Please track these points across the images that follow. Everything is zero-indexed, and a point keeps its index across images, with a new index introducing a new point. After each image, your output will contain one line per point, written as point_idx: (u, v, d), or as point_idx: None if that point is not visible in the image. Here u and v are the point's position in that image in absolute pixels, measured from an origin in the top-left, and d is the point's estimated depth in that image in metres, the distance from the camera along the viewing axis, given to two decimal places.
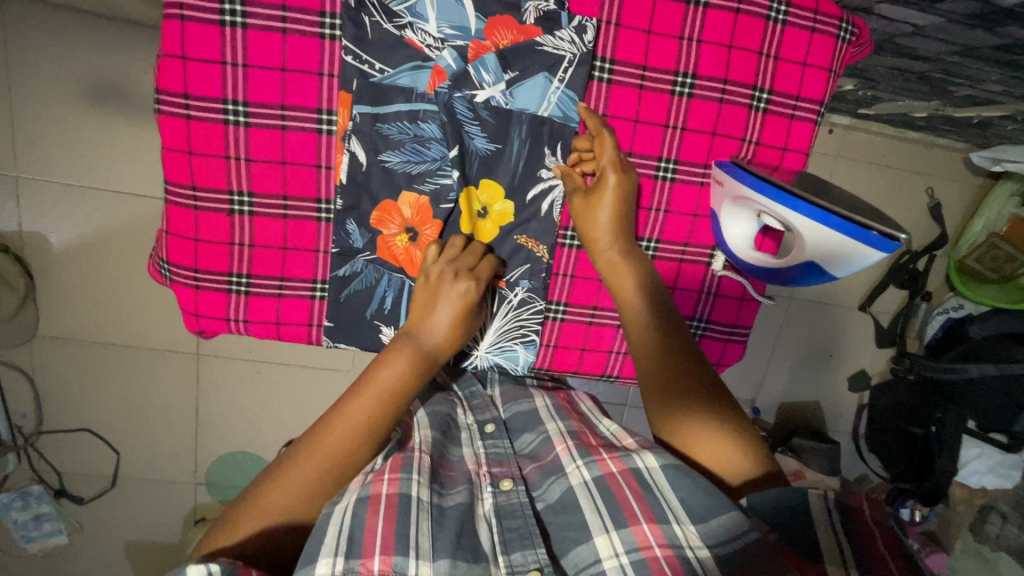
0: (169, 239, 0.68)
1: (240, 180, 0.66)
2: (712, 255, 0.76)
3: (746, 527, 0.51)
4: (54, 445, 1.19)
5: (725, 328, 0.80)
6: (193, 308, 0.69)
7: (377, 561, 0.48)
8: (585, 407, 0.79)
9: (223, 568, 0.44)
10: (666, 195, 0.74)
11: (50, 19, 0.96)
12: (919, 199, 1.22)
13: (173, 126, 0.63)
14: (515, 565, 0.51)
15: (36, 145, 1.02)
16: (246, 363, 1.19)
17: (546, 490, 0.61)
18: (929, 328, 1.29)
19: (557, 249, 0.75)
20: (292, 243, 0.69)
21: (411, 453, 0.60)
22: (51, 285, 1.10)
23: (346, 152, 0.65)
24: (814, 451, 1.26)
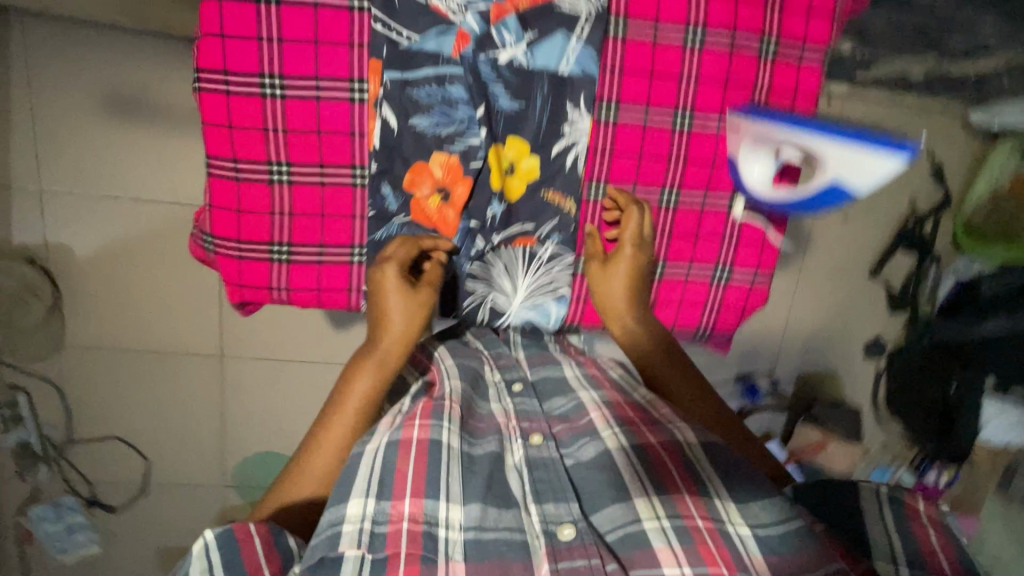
0: (212, 212, 0.71)
1: (279, 151, 0.70)
2: (732, 201, 0.79)
3: (791, 515, 0.58)
4: (84, 456, 1.21)
5: (749, 275, 0.82)
6: (238, 279, 0.74)
7: (407, 504, 0.56)
8: (614, 372, 0.80)
9: (216, 537, 0.54)
10: (684, 145, 0.77)
11: (66, 32, 0.99)
12: (921, 161, 1.24)
13: (214, 102, 0.67)
14: (548, 517, 0.59)
15: (56, 156, 1.04)
16: (269, 363, 1.21)
17: (578, 449, 0.66)
18: (940, 290, 1.22)
19: (583, 203, 0.78)
20: (330, 210, 0.73)
21: (442, 401, 0.66)
22: (75, 294, 1.12)
23: (378, 117, 0.69)
24: (833, 419, 1.34)
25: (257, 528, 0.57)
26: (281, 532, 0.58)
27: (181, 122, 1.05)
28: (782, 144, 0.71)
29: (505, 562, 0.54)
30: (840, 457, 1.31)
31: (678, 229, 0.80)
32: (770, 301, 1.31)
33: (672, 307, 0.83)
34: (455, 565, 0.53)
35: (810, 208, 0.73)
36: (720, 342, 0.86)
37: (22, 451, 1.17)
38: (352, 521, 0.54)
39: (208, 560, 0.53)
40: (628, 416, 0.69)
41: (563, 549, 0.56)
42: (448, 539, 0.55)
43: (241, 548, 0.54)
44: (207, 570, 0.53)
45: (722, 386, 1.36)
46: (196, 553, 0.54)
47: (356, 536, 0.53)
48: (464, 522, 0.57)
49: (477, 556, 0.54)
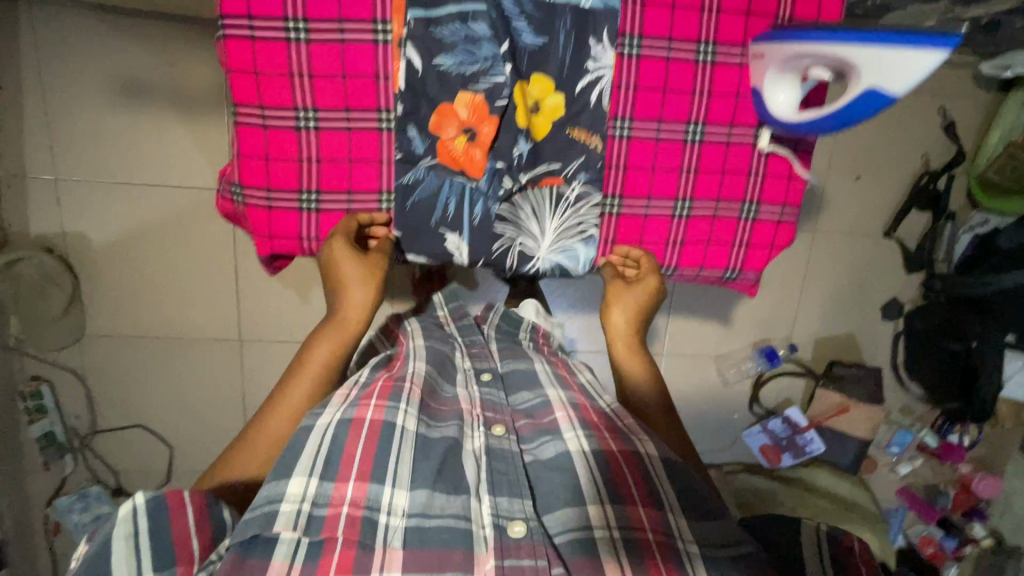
0: (239, 162, 0.65)
1: (304, 97, 0.63)
2: (758, 133, 0.70)
3: (737, 541, 0.56)
4: (108, 444, 1.22)
5: (775, 211, 0.73)
6: (267, 231, 0.66)
7: (349, 488, 0.56)
8: (582, 377, 0.81)
9: (147, 502, 0.50)
10: (708, 76, 0.68)
11: (76, 19, 0.99)
12: (933, 119, 1.23)
13: (236, 48, 0.60)
14: (500, 511, 0.58)
15: (69, 144, 1.04)
16: (287, 346, 1.21)
17: (538, 446, 0.65)
18: (956, 247, 1.28)
19: (610, 139, 0.68)
20: (356, 156, 0.65)
21: (402, 383, 0.66)
22: (93, 283, 1.12)
23: (403, 58, 0.62)
24: (853, 379, 1.32)
25: (193, 497, 0.53)
26: (216, 504, 0.55)
27: (196, 106, 1.06)
28: (807, 62, 0.59)
29: (448, 552, 0.53)
30: (859, 421, 1.31)
31: (703, 165, 0.71)
32: (785, 266, 1.31)
33: (699, 248, 0.74)
34: (393, 554, 0.53)
35: (844, 125, 0.59)
36: (748, 284, 0.78)
37: (46, 442, 1.16)
38: (291, 501, 0.53)
39: (134, 526, 0.49)
40: (592, 421, 0.67)
41: (512, 546, 0.55)
42: (388, 526, 0.55)
43: (171, 519, 0.50)
44: (132, 538, 0.49)
45: (740, 353, 1.36)
46: (122, 516, 0.49)
47: (293, 517, 0.52)
48: (408, 508, 0.56)
49: (417, 543, 0.54)
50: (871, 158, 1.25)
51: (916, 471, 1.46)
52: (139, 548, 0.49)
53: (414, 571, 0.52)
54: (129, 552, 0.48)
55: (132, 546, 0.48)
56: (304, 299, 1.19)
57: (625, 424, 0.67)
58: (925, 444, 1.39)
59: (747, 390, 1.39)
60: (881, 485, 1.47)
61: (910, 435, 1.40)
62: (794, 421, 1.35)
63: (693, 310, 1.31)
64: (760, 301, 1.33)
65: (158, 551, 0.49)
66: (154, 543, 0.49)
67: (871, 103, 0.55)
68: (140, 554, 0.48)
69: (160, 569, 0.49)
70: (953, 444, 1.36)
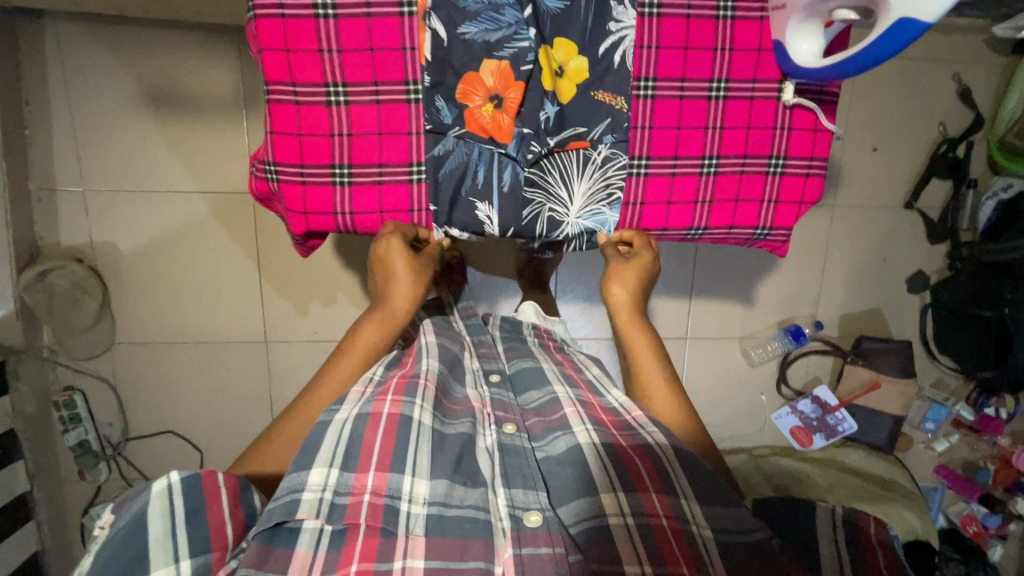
0: (272, 139, 0.64)
1: (334, 72, 0.62)
2: (781, 87, 0.67)
3: (751, 527, 0.52)
4: (141, 451, 1.23)
5: (802, 163, 0.70)
6: (301, 207, 0.66)
7: (370, 478, 0.54)
8: (590, 373, 0.78)
9: (182, 478, 0.50)
10: (728, 33, 0.65)
11: (101, 34, 1.03)
12: (947, 86, 1.23)
13: (269, 28, 0.60)
14: (515, 501, 0.55)
15: (96, 155, 1.07)
16: (313, 345, 1.22)
17: (549, 442, 0.62)
18: (981, 215, 1.26)
19: (634, 100, 0.66)
20: (386, 129, 0.65)
21: (416, 379, 0.64)
22: (122, 291, 1.14)
23: (429, 30, 0.62)
24: (884, 353, 1.28)
25: (226, 481, 0.52)
26: (248, 489, 0.54)
27: (217, 111, 1.08)
28: (831, 5, 0.57)
29: (467, 540, 0.51)
30: (891, 396, 1.29)
31: (729, 122, 0.68)
32: (805, 243, 1.30)
33: (728, 206, 0.71)
34: (416, 540, 0.51)
35: (874, 64, 0.56)
36: (780, 242, 0.74)
37: (81, 450, 1.18)
38: (313, 490, 0.51)
39: (171, 507, 0.48)
40: (601, 418, 0.64)
41: (529, 535, 0.52)
42: (410, 513, 0.53)
43: (206, 504, 0.49)
44: (170, 516, 0.47)
45: (764, 333, 1.35)
46: (156, 492, 0.48)
47: (315, 505, 0.50)
48: (429, 496, 0.54)
49: (438, 531, 0.52)
50: (886, 129, 1.24)
51: (952, 447, 1.43)
52: (176, 531, 0.47)
53: (437, 557, 0.50)
54: (164, 534, 0.47)
55: (169, 527, 0.47)
56: (327, 298, 1.20)
57: (633, 416, 0.65)
58: (962, 418, 1.37)
59: (773, 370, 1.37)
60: (916, 464, 1.44)
61: (945, 409, 1.37)
62: (823, 400, 1.33)
63: (715, 291, 1.31)
64: (782, 279, 1.32)
65: (194, 537, 0.48)
66: (191, 530, 0.48)
67: (901, 35, 0.52)
68: (177, 537, 0.47)
69: (196, 554, 0.48)
70: (991, 416, 1.33)
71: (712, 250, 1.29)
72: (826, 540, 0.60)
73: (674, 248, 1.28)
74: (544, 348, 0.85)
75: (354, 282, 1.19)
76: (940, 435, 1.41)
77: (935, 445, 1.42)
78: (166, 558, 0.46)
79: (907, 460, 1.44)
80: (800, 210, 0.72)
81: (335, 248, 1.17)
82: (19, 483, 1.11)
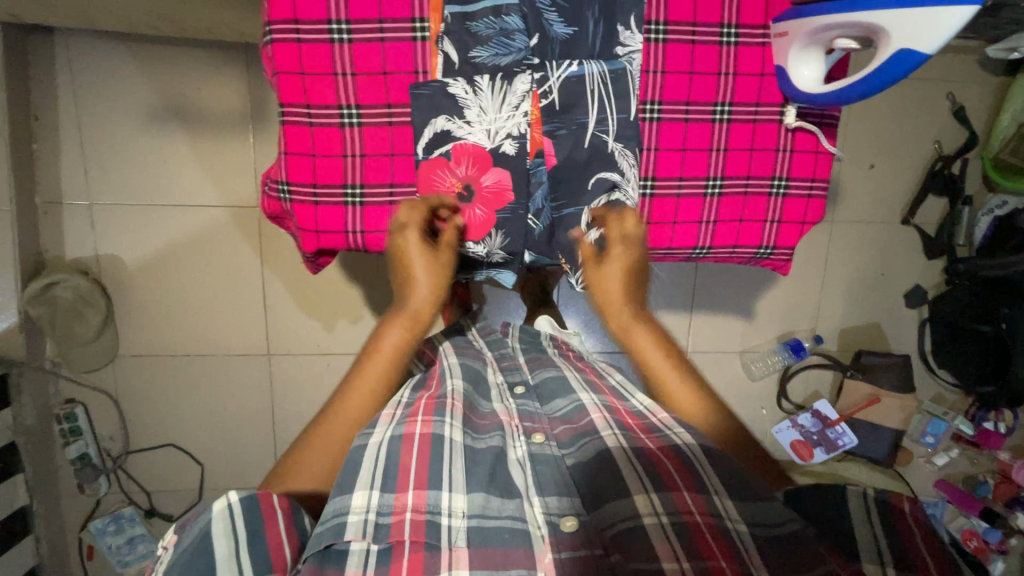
0: (286, 158, 0.65)
1: (348, 94, 0.63)
2: (783, 110, 0.69)
3: (784, 520, 0.52)
4: (142, 464, 1.23)
5: (804, 185, 0.72)
6: (313, 225, 0.67)
7: (411, 496, 0.54)
8: (612, 381, 0.79)
9: (242, 496, 0.51)
10: (732, 59, 0.67)
11: (112, 50, 1.04)
12: (941, 105, 1.25)
13: (285, 53, 0.62)
14: (551, 509, 0.55)
15: (104, 169, 1.08)
16: (316, 357, 1.22)
17: (578, 449, 0.62)
18: (976, 230, 1.28)
19: (640, 121, 0.67)
20: (398, 150, 0.66)
21: (444, 399, 0.65)
22: (127, 304, 1.15)
23: (441, 53, 0.63)
24: (883, 366, 1.30)
25: (280, 501, 0.53)
26: (298, 511, 0.55)
27: (225, 127, 1.09)
28: (832, 34, 0.59)
29: (508, 550, 0.51)
30: (890, 410, 1.29)
31: (732, 144, 0.69)
32: (805, 258, 1.32)
33: (732, 225, 0.72)
34: (458, 553, 0.51)
35: (874, 91, 0.58)
36: (782, 260, 0.75)
37: (82, 463, 1.17)
38: (357, 512, 0.52)
39: (231, 525, 0.49)
40: (628, 421, 0.65)
41: (565, 539, 0.52)
42: (451, 526, 0.53)
43: (264, 523, 0.51)
44: (232, 536, 0.49)
45: (764, 347, 1.36)
46: (218, 512, 0.50)
47: (361, 527, 0.51)
48: (468, 509, 0.55)
49: (479, 542, 0.52)
50: (883, 146, 1.26)
51: (952, 461, 1.44)
52: (239, 548, 0.48)
53: (481, 567, 0.50)
54: (228, 554, 0.48)
55: (233, 543, 0.48)
56: (331, 311, 1.20)
57: (660, 419, 0.66)
58: (960, 432, 1.38)
59: (774, 385, 1.38)
60: (917, 478, 1.44)
61: (944, 423, 1.37)
62: (823, 414, 1.32)
63: (716, 305, 1.32)
64: (783, 294, 1.33)
65: (256, 555, 0.49)
66: (251, 549, 0.49)
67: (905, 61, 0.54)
68: (240, 556, 0.48)
69: (261, 571, 0.48)
70: (989, 431, 1.34)
71: (712, 266, 1.30)
72: (862, 526, 0.55)
73: (675, 262, 1.29)
74: (565, 357, 0.85)
75: (359, 296, 1.20)
76: (940, 449, 1.42)
77: (935, 459, 1.42)
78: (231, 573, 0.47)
79: (908, 475, 1.45)
80: (803, 230, 0.73)
81: (340, 262, 1.18)
82: (19, 496, 1.11)
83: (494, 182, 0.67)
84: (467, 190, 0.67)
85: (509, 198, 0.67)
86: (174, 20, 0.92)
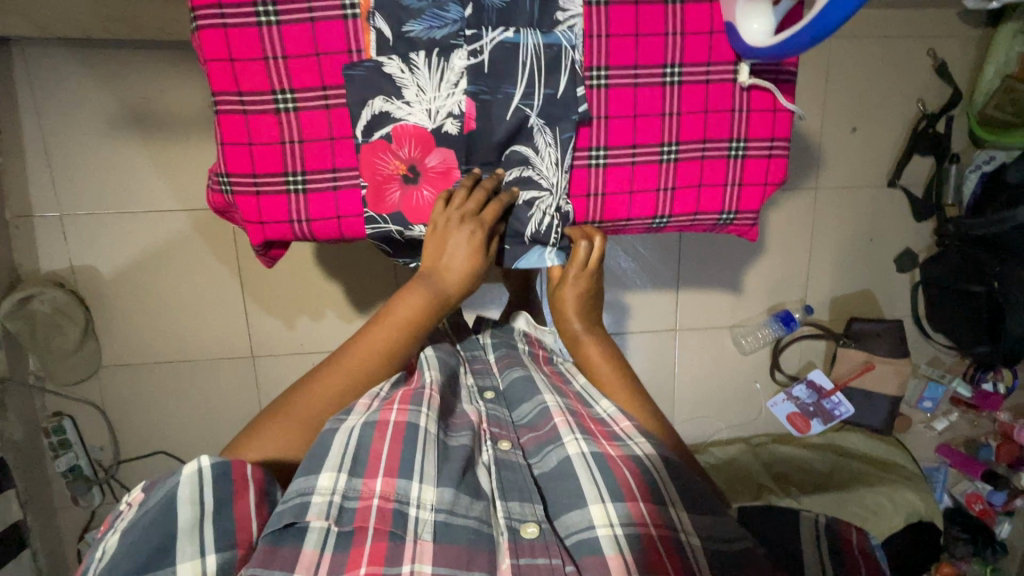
0: (224, 150, 0.64)
1: (281, 79, 0.62)
2: (737, 69, 0.67)
3: (739, 536, 0.53)
4: (135, 472, 1.23)
5: (764, 145, 0.70)
6: (257, 217, 0.65)
7: (378, 482, 0.54)
8: (578, 384, 0.75)
9: (212, 462, 0.51)
10: (678, 16, 0.65)
11: (68, 57, 1.02)
12: (922, 62, 1.22)
13: (213, 40, 0.60)
14: (512, 513, 0.55)
15: (71, 179, 1.07)
16: (301, 357, 1.22)
17: (542, 459, 0.62)
18: (965, 188, 1.26)
19: (587, 89, 0.65)
20: (338, 133, 0.64)
21: (421, 389, 0.63)
22: (106, 314, 1.14)
23: (373, 30, 0.61)
24: (877, 333, 1.27)
25: (254, 474, 0.53)
26: (273, 485, 0.55)
27: (189, 128, 1.08)
28: None
29: (472, 552, 0.51)
30: (885, 377, 1.27)
31: (685, 107, 0.67)
32: (792, 227, 1.29)
33: (692, 191, 0.70)
34: (424, 546, 0.50)
35: (824, 36, 0.55)
36: (747, 225, 0.74)
37: (73, 476, 1.17)
38: (322, 493, 0.51)
39: (198, 493, 0.49)
40: (591, 426, 0.64)
41: (526, 545, 0.52)
42: (419, 518, 0.52)
43: (233, 497, 0.51)
44: (197, 504, 0.49)
45: (754, 320, 1.34)
46: (187, 476, 0.50)
47: (324, 508, 0.50)
48: (436, 502, 0.54)
49: (445, 537, 0.51)
50: (865, 108, 1.23)
51: (952, 425, 1.42)
52: (204, 520, 0.49)
53: (444, 564, 0.49)
54: (191, 524, 0.48)
55: (198, 513, 0.49)
56: (311, 311, 1.19)
57: (623, 426, 0.65)
58: (959, 395, 1.35)
59: (766, 358, 1.36)
60: (917, 444, 1.43)
61: (941, 387, 1.35)
62: (818, 384, 1.32)
63: (702, 281, 1.30)
64: (770, 265, 1.31)
65: (220, 532, 0.49)
66: (217, 523, 0.50)
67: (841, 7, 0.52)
68: (203, 528, 0.49)
69: (223, 548, 0.49)
70: (988, 392, 1.32)
71: (696, 241, 1.28)
72: None
73: (657, 239, 1.27)
74: (532, 358, 0.83)
75: (339, 292, 1.19)
76: (939, 413, 1.40)
77: (935, 424, 1.40)
78: (192, 550, 0.48)
79: (908, 441, 1.43)
80: (766, 191, 0.71)
81: (318, 259, 1.16)
82: (14, 512, 1.11)
83: (440, 163, 0.65)
84: (412, 171, 0.65)
85: (456, 177, 0.66)
86: (124, 21, 0.90)
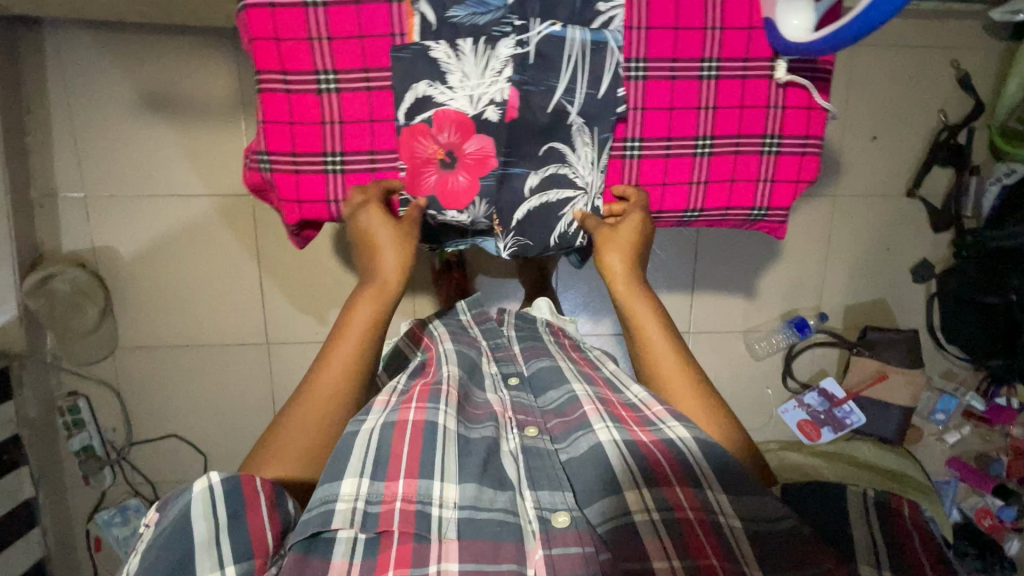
0: (265, 128, 0.65)
1: (324, 59, 0.63)
2: (773, 65, 0.67)
3: (779, 515, 0.53)
4: (146, 455, 1.23)
5: (798, 142, 0.70)
6: (295, 196, 0.67)
7: (400, 485, 0.54)
8: (607, 370, 0.77)
9: (221, 477, 0.50)
10: (718, 10, 0.65)
11: (100, 40, 1.04)
12: (945, 73, 1.22)
13: (259, 18, 0.61)
14: (543, 503, 0.55)
15: (97, 160, 1.08)
16: (315, 345, 1.22)
17: (572, 444, 0.61)
18: (985, 201, 1.24)
19: (625, 79, 0.65)
20: (378, 115, 0.65)
21: (438, 386, 0.64)
22: (126, 295, 1.15)
23: (417, 14, 0.62)
24: (891, 342, 1.27)
25: (265, 486, 0.52)
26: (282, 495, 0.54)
27: (217, 114, 1.09)
28: None
29: (499, 543, 0.51)
30: (898, 387, 1.27)
31: (722, 101, 0.68)
32: (809, 233, 1.29)
33: (724, 186, 0.71)
34: (449, 544, 0.51)
35: (865, 34, 0.55)
36: (777, 223, 0.74)
37: (85, 455, 1.18)
38: (346, 500, 0.51)
39: (212, 508, 0.49)
40: (621, 414, 0.64)
41: (558, 534, 0.52)
42: (442, 518, 0.52)
43: (246, 509, 0.50)
44: (211, 518, 0.48)
45: (768, 326, 1.34)
46: (198, 493, 0.49)
47: (349, 515, 0.50)
48: (459, 500, 0.54)
49: (470, 534, 0.52)
50: (886, 118, 1.24)
51: (964, 439, 1.41)
52: (219, 534, 0.48)
53: (471, 560, 0.49)
54: (207, 538, 0.48)
55: (213, 528, 0.48)
56: (328, 301, 1.20)
57: (654, 411, 0.64)
58: (972, 408, 1.35)
59: (779, 363, 1.36)
60: (928, 457, 1.42)
61: (955, 399, 1.35)
62: (830, 393, 1.32)
63: (717, 284, 1.30)
64: (786, 271, 1.31)
65: (236, 542, 0.48)
66: (233, 535, 0.48)
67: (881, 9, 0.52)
68: (220, 542, 0.48)
69: (241, 559, 0.48)
70: (1002, 406, 1.31)
71: (714, 244, 1.28)
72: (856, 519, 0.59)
73: (674, 241, 1.27)
74: (562, 346, 0.84)
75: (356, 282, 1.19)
76: (951, 426, 1.40)
77: (946, 437, 1.40)
78: (212, 563, 0.47)
79: (918, 453, 1.42)
80: (798, 188, 0.72)
81: (336, 248, 1.17)
82: (25, 489, 1.11)
83: (477, 150, 0.65)
84: (449, 157, 0.65)
85: (492, 165, 0.66)
86: (161, 6, 0.91)
